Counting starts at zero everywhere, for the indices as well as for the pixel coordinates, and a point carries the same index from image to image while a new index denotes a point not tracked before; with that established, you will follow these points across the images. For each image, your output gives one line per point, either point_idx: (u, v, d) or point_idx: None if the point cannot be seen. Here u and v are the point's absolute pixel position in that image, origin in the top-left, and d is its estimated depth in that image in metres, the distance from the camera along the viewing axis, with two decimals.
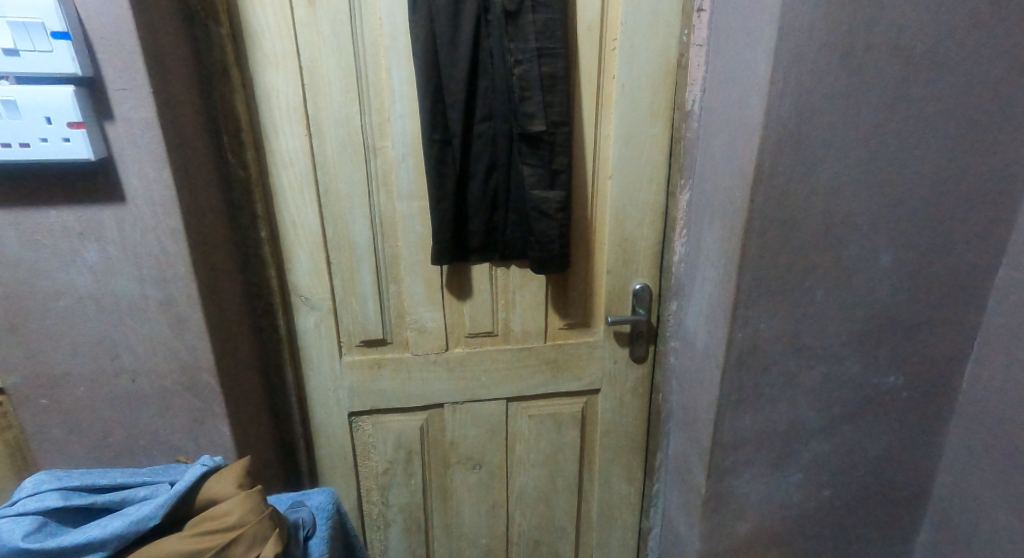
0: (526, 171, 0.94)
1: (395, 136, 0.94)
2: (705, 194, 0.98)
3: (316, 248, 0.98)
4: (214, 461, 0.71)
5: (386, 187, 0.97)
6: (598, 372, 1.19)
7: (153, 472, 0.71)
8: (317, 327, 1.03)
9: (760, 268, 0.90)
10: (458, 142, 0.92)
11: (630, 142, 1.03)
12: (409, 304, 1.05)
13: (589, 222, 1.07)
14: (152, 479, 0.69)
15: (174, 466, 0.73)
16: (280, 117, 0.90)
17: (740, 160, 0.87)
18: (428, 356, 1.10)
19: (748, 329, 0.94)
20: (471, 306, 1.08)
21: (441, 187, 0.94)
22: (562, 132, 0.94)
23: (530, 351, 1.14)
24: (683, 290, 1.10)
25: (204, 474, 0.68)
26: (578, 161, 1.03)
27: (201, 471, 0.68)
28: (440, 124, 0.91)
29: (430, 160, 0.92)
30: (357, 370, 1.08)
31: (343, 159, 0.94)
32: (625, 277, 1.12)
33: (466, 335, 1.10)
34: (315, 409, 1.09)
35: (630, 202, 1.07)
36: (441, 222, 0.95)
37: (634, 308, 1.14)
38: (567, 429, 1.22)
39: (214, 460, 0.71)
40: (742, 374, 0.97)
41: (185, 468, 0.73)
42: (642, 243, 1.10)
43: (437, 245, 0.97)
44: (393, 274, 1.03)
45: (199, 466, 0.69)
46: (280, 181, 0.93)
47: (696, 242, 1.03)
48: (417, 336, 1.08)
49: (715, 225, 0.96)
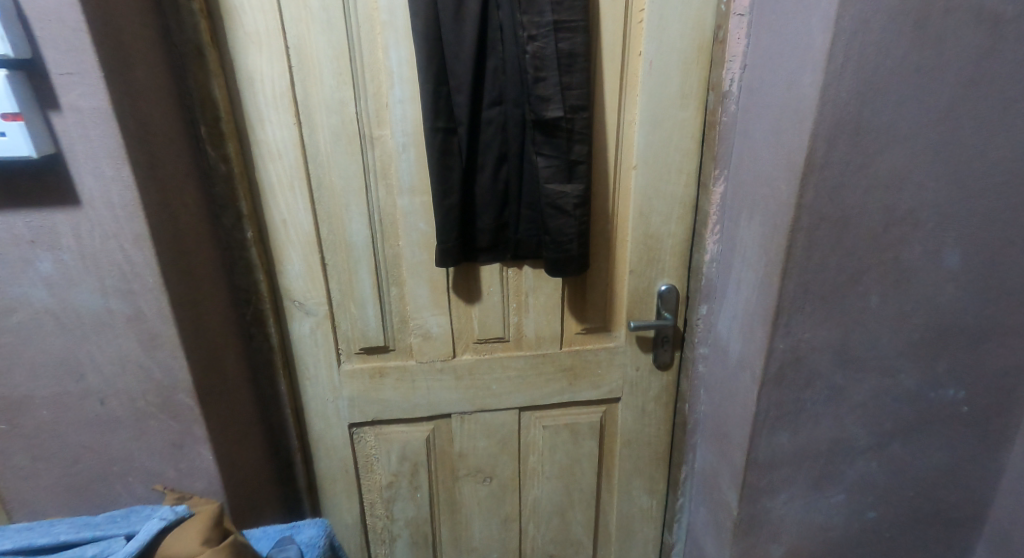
0: (539, 163, 0.84)
1: (394, 124, 0.84)
2: (742, 186, 0.87)
3: (309, 249, 0.89)
4: (175, 510, 0.64)
5: (385, 181, 0.88)
6: (619, 380, 1.10)
7: (107, 523, 0.65)
8: (313, 334, 0.94)
9: (806, 272, 0.79)
10: (465, 131, 0.82)
11: (656, 129, 0.92)
12: (412, 307, 0.97)
13: (610, 218, 0.97)
14: (105, 533, 0.63)
15: (133, 511, 0.67)
16: (265, 103, 0.80)
17: (787, 149, 0.75)
18: (434, 364, 1.02)
19: (791, 340, 0.84)
20: (480, 311, 1.00)
21: (446, 181, 0.85)
22: (580, 119, 0.83)
23: (544, 357, 1.05)
24: (714, 291, 0.99)
25: (163, 529, 0.62)
26: (598, 150, 0.92)
27: (157, 527, 0.61)
28: (444, 110, 0.81)
29: (434, 149, 0.83)
30: (358, 379, 0.99)
31: (337, 150, 0.84)
32: (648, 278, 1.02)
33: (475, 340, 1.02)
34: (313, 421, 1.01)
35: (656, 195, 0.96)
36: (446, 220, 0.86)
37: (658, 311, 1.04)
38: (584, 440, 1.13)
39: (176, 509, 0.64)
40: (782, 387, 0.87)
41: (149, 513, 0.66)
42: (669, 240, 1.00)
43: (442, 246, 0.88)
44: (395, 276, 0.95)
45: (156, 521, 0.62)
46: (267, 175, 0.84)
47: (730, 239, 0.92)
48: (422, 343, 1.00)
49: (754, 220, 0.85)
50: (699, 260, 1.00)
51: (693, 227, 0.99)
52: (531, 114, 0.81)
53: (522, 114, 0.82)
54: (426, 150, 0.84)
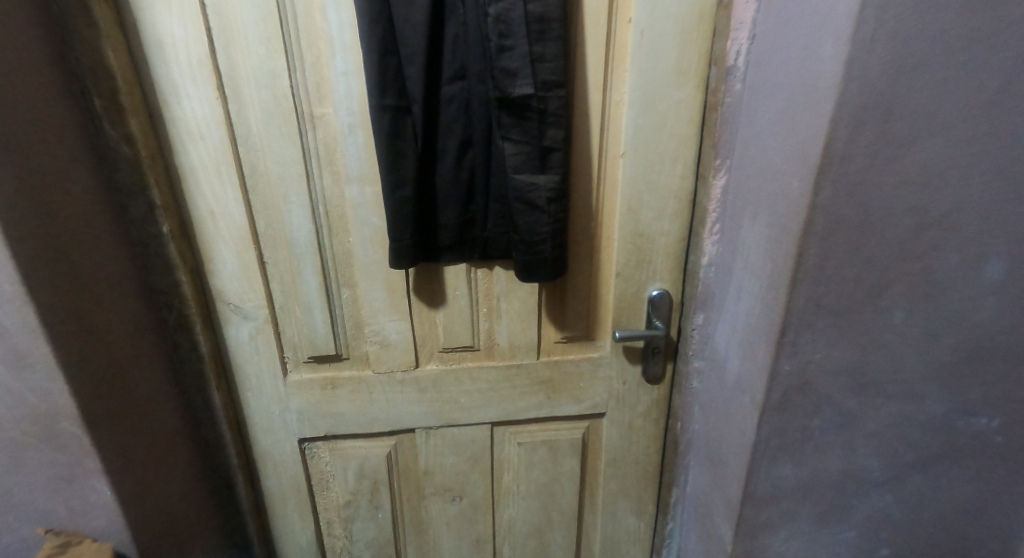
0: (506, 150, 0.71)
1: (338, 100, 0.72)
2: (747, 180, 0.73)
3: (243, 245, 0.77)
4: None
5: (330, 167, 0.75)
6: (603, 394, 0.98)
7: None
8: (253, 341, 0.83)
9: (819, 284, 0.67)
10: (417, 110, 0.70)
11: (648, 111, 0.79)
12: (366, 312, 0.86)
13: (594, 214, 0.84)
14: None
15: None
16: (181, 75, 0.68)
17: (801, 136, 0.62)
18: (394, 374, 0.91)
19: (798, 362, 0.71)
20: (445, 317, 0.88)
21: (397, 170, 0.72)
22: (555, 98, 0.70)
23: (519, 368, 0.94)
24: (712, 301, 0.86)
25: None
26: (580, 135, 0.79)
27: None
28: (393, 85, 0.69)
29: (381, 131, 0.70)
30: (307, 391, 0.88)
31: (271, 131, 0.72)
32: (638, 281, 0.90)
33: (440, 349, 0.91)
34: (258, 436, 0.90)
35: (648, 188, 0.83)
36: (398, 215, 0.74)
37: (649, 319, 0.92)
38: (564, 458, 1.02)
39: None
40: (786, 415, 0.75)
41: None
42: (662, 239, 0.87)
43: (394, 245, 0.76)
44: (346, 276, 0.83)
45: None
46: (189, 160, 0.72)
47: (732, 241, 0.79)
48: (380, 351, 0.89)
49: (759, 220, 0.72)
50: (696, 263, 0.87)
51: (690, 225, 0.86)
52: (494, 91, 0.68)
53: (486, 91, 0.70)
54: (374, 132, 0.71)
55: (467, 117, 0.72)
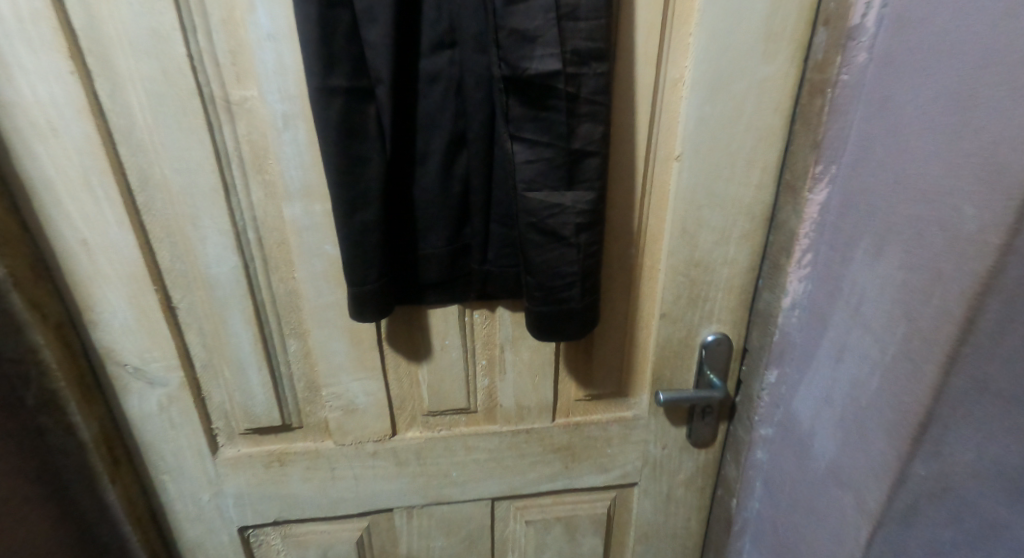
0: (517, 154, 0.48)
1: (265, 78, 0.48)
2: (863, 194, 0.50)
3: (137, 288, 0.54)
4: None
5: (261, 176, 0.52)
6: (636, 462, 0.76)
7: None
8: (164, 413, 0.60)
9: (995, 359, 0.43)
10: (386, 94, 0.47)
11: (718, 94, 0.55)
12: (323, 369, 0.63)
13: (634, 236, 0.62)
14: None
15: None
16: (10, 37, 0.44)
17: (989, 135, 0.38)
18: (365, 446, 0.69)
19: (939, 466, 0.48)
20: (432, 372, 0.66)
21: (356, 184, 0.49)
22: (592, 78, 0.47)
23: (528, 434, 0.71)
24: (794, 358, 0.62)
25: None
26: (620, 129, 0.56)
27: None
28: (348, 54, 0.45)
29: (328, 127, 0.47)
30: (247, 470, 0.66)
31: (163, 124, 0.48)
32: (688, 323, 0.68)
33: (425, 411, 0.69)
34: (183, 527, 0.68)
35: (711, 201, 0.60)
36: (359, 248, 0.51)
37: (700, 370, 0.70)
38: (583, 537, 0.80)
39: None
40: (907, 533, 0.51)
41: None
42: (725, 269, 0.64)
43: (355, 288, 0.53)
44: (293, 324, 0.60)
45: None
46: (41, 168, 0.48)
47: (832, 278, 0.55)
48: (343, 418, 0.66)
49: (886, 257, 0.48)
50: (772, 306, 0.64)
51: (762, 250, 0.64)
52: (500, 66, 0.44)
53: (489, 65, 0.47)
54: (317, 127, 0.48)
55: (458, 102, 0.50)
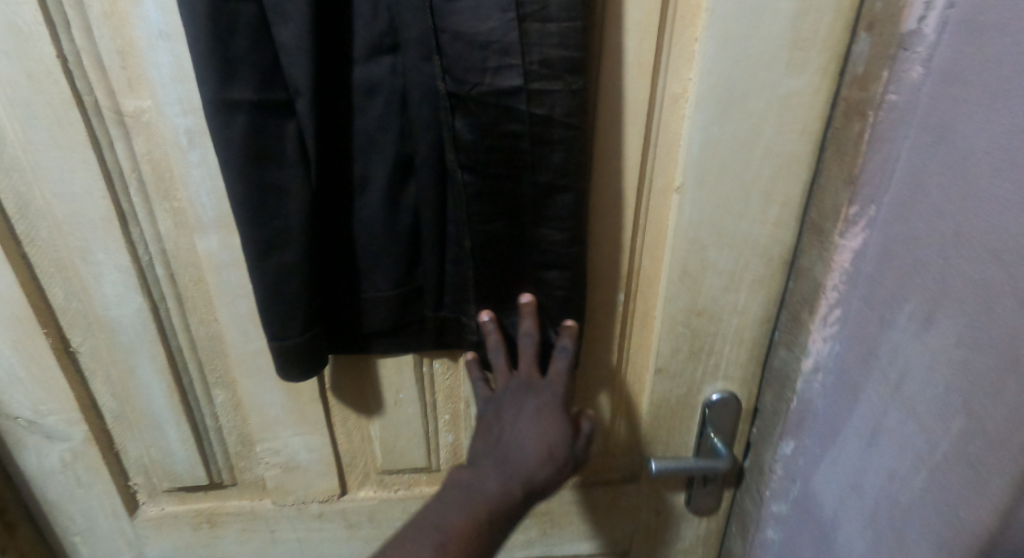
0: (468, 183, 0.40)
1: (159, 85, 0.39)
2: (912, 242, 0.39)
3: (23, 331, 0.45)
4: None
5: (167, 204, 0.43)
6: (625, 527, 0.69)
7: None
8: (70, 470, 0.52)
9: None
10: (307, 108, 0.38)
11: (730, 113, 0.45)
12: (256, 423, 0.54)
13: (623, 279, 0.53)
14: None
15: None
16: None
17: None
18: (309, 506, 0.59)
19: None
20: (386, 428, 0.57)
21: (270, 219, 0.40)
22: (563, 94, 0.38)
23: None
24: (812, 436, 0.51)
25: None
26: (608, 153, 0.47)
27: None
28: (252, 60, 0.36)
29: (231, 150, 0.38)
30: (172, 531, 0.58)
31: (39, 141, 0.39)
32: (690, 380, 0.58)
33: (380, 470, 0.59)
34: None
35: (718, 240, 0.50)
36: (278, 295, 0.42)
37: (702, 431, 0.61)
38: None
39: None
40: None
41: None
42: (733, 320, 0.54)
43: (277, 342, 0.44)
44: (219, 372, 0.51)
45: None
46: None
47: (868, 343, 0.44)
48: (282, 476, 0.57)
49: (942, 327, 0.37)
50: (790, 368, 0.52)
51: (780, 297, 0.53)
52: (444, 80, 0.37)
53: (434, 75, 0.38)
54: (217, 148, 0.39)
55: (402, 121, 0.41)
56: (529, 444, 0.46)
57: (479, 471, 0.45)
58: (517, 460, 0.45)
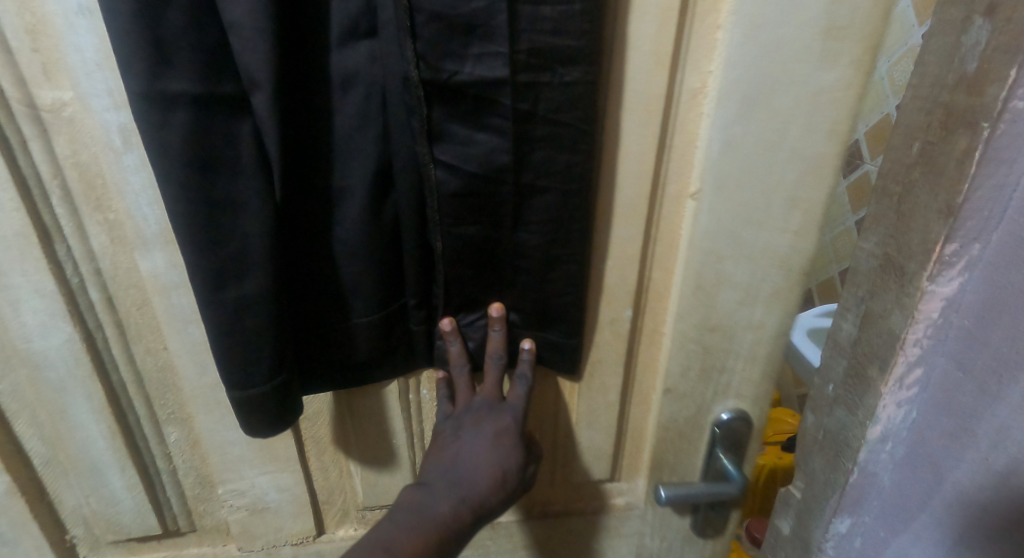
0: (440, 183, 0.35)
1: (83, 72, 0.31)
2: None
3: None
4: None
5: (100, 214, 0.36)
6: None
7: None
8: None
9: None
10: (267, 105, 0.30)
11: (759, 90, 0.35)
12: (213, 464, 0.46)
13: (634, 294, 0.43)
14: None
15: None
16: None
17: None
18: (280, 549, 0.51)
19: None
20: (367, 464, 0.49)
21: (224, 241, 0.32)
22: (556, 90, 0.33)
23: (496, 530, 0.57)
24: (867, 512, 0.42)
25: None
26: (625, 158, 0.38)
27: None
28: (191, 43, 0.28)
29: (170, 155, 0.29)
30: None
31: None
32: (701, 402, 0.46)
33: (360, 506, 0.52)
34: None
35: (736, 250, 0.40)
36: (237, 332, 0.34)
37: (709, 451, 0.48)
38: None
39: None
40: None
41: None
42: (747, 337, 0.43)
43: (238, 388, 0.35)
44: (174, 406, 0.44)
45: None
46: None
47: (964, 407, 0.36)
48: (247, 520, 0.49)
49: None
50: (850, 435, 0.40)
51: (832, 337, 0.41)
52: (417, 66, 0.31)
53: (417, 63, 0.31)
54: (149, 153, 0.30)
55: (384, 120, 0.34)
56: (480, 471, 0.42)
57: (422, 489, 0.41)
58: (466, 488, 0.41)
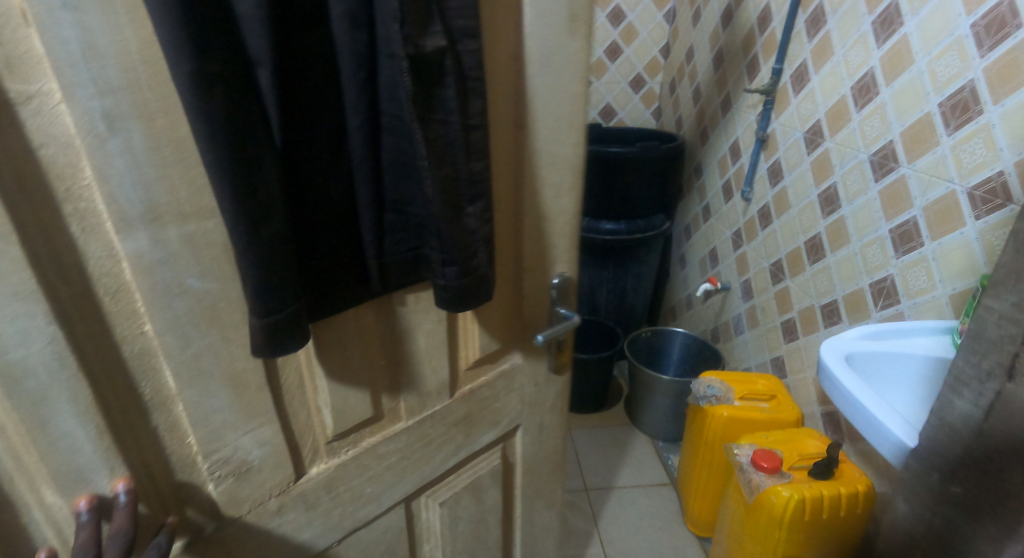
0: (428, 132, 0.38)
1: (68, 64, 0.29)
2: None
3: None
4: None
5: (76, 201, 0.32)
6: (517, 408, 0.69)
7: None
8: None
9: None
10: (271, 81, 0.32)
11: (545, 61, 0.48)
12: (201, 437, 0.43)
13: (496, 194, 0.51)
14: None
15: None
16: None
17: None
18: (267, 505, 0.49)
19: None
20: (336, 391, 0.49)
21: (255, 195, 0.32)
22: (468, 53, 0.39)
23: (432, 418, 0.59)
24: None
25: None
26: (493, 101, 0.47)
27: None
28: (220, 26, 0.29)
29: (214, 126, 0.30)
30: None
31: None
32: (534, 269, 0.59)
33: (327, 440, 0.52)
34: None
35: (550, 161, 0.53)
36: (273, 277, 0.34)
37: (551, 308, 0.63)
38: (487, 492, 0.72)
39: None
40: None
41: None
42: (560, 219, 0.58)
43: (271, 330, 0.36)
44: (159, 390, 0.40)
45: None
46: None
47: None
48: (235, 486, 0.46)
49: None
50: None
51: (945, 417, 0.56)
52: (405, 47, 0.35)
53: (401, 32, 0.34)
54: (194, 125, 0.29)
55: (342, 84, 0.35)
56: None
57: None
58: None
